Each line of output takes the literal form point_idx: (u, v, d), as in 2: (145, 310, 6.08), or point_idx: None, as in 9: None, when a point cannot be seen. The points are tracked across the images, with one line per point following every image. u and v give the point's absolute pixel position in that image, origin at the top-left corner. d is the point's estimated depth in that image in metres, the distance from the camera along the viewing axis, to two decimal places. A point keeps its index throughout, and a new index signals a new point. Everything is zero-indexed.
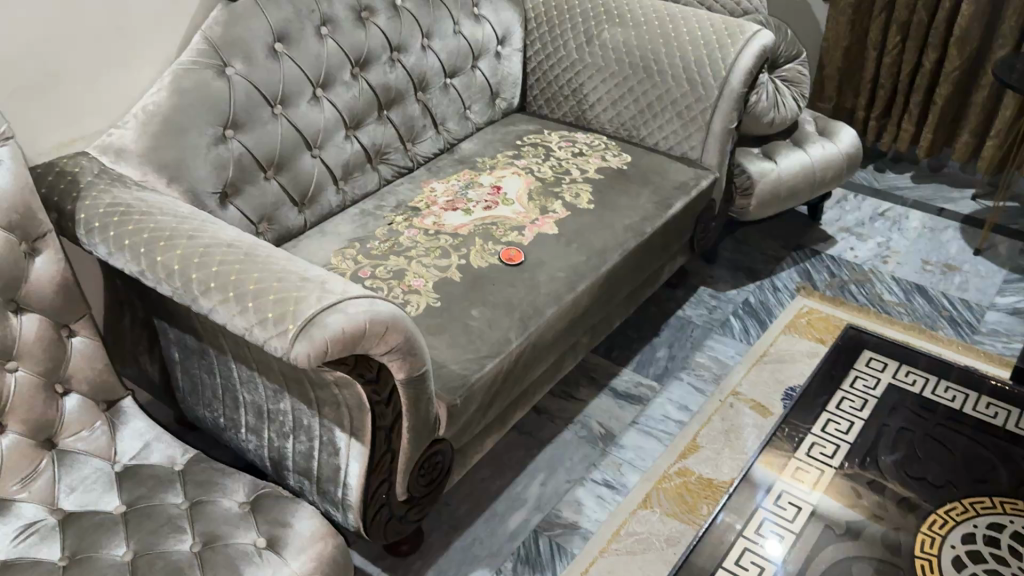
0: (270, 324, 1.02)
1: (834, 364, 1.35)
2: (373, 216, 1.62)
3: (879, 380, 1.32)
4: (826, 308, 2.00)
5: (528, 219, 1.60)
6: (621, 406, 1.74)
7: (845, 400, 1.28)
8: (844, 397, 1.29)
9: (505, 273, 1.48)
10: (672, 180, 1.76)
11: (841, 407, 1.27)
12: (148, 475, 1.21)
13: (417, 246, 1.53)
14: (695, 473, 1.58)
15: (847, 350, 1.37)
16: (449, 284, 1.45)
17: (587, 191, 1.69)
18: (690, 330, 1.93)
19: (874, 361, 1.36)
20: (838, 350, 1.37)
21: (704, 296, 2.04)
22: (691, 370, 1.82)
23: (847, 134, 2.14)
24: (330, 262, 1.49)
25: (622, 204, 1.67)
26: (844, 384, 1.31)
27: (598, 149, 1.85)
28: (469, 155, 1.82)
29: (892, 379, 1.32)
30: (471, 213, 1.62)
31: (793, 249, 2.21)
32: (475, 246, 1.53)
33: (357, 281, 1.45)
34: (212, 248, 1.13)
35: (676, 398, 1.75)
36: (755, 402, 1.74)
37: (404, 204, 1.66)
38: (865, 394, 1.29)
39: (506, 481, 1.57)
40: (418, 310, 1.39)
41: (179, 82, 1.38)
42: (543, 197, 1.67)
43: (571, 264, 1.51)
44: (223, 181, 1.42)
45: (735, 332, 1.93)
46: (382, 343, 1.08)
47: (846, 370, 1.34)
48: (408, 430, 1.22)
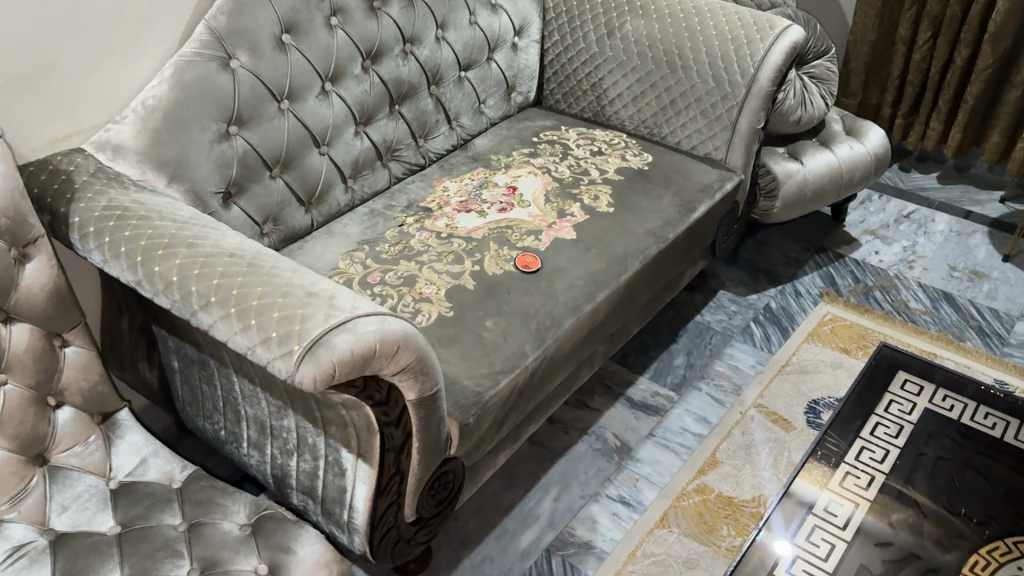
0: (273, 344, 0.96)
1: (867, 386, 1.27)
2: (383, 217, 1.55)
3: (915, 405, 1.25)
4: (851, 316, 1.93)
5: (545, 222, 1.53)
6: (637, 417, 1.67)
7: (879, 425, 1.21)
8: (879, 422, 1.21)
9: (521, 280, 1.40)
10: (695, 182, 1.68)
11: (875, 433, 1.20)
12: (144, 493, 1.15)
13: (429, 250, 1.46)
14: (714, 491, 1.52)
15: (881, 370, 1.30)
16: (462, 291, 1.38)
17: (607, 193, 1.61)
18: (709, 336, 1.87)
19: (909, 384, 1.28)
20: (871, 371, 1.30)
21: (724, 301, 1.97)
22: (711, 380, 1.76)
23: (876, 134, 2.06)
24: (338, 267, 1.43)
25: (644, 207, 1.59)
26: (878, 408, 1.24)
27: (618, 148, 1.77)
28: (483, 152, 1.75)
29: (928, 404, 1.25)
30: (486, 215, 1.54)
31: (817, 251, 2.14)
32: (489, 251, 1.45)
33: (366, 288, 1.38)
34: (213, 258, 1.06)
35: (695, 410, 1.69)
36: (777, 415, 1.67)
37: (415, 204, 1.59)
38: (899, 419, 1.22)
39: (518, 495, 1.51)
40: (429, 320, 1.32)
41: (182, 74, 1.30)
42: (561, 199, 1.59)
43: (591, 272, 1.44)
44: (226, 180, 1.36)
45: (756, 340, 1.87)
46: (393, 363, 1.02)
47: (881, 392, 1.27)
48: (418, 451, 1.15)
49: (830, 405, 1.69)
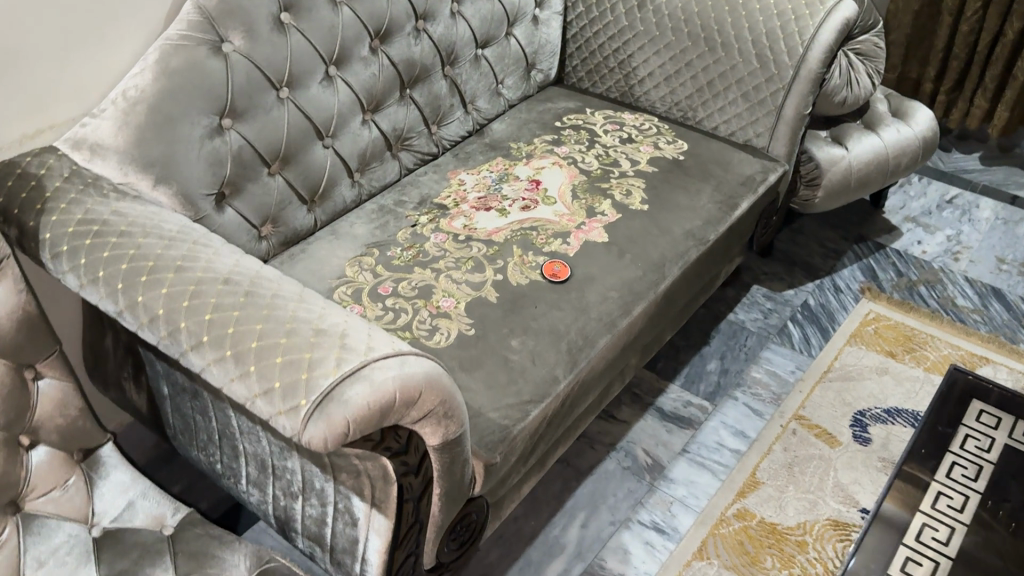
0: (277, 397, 0.82)
1: (939, 417, 1.17)
2: (393, 216, 1.41)
3: (993, 441, 1.14)
4: (895, 315, 1.80)
5: (573, 222, 1.38)
6: (669, 430, 1.55)
7: (956, 466, 1.11)
8: (954, 462, 1.11)
9: (549, 292, 1.26)
10: (735, 174, 1.53)
11: (952, 475, 1.10)
12: (131, 544, 1.02)
13: (446, 255, 1.31)
14: (756, 517, 1.40)
15: (954, 398, 1.19)
16: (485, 305, 1.23)
17: (640, 187, 1.46)
18: (743, 337, 1.73)
19: (985, 415, 1.17)
20: (943, 398, 1.19)
21: (758, 297, 1.83)
22: (746, 388, 1.63)
23: (923, 115, 1.90)
24: (345, 275, 1.28)
25: (682, 205, 1.44)
26: (953, 444, 1.13)
27: (650, 134, 1.62)
28: (501, 139, 1.59)
29: (1007, 440, 1.14)
30: (507, 214, 1.39)
31: (855, 241, 2.00)
32: (513, 257, 1.31)
33: (377, 300, 1.24)
34: (205, 285, 0.92)
35: (731, 422, 1.56)
36: (821, 429, 1.55)
37: (428, 200, 1.44)
38: (977, 458, 1.12)
39: (541, 521, 1.39)
40: (448, 340, 1.18)
41: (168, 61, 1.14)
42: (590, 195, 1.44)
43: (626, 281, 1.29)
44: (219, 179, 1.21)
45: (794, 342, 1.73)
46: (415, 409, 0.88)
47: (955, 426, 1.16)
48: (440, 497, 1.02)
49: (876, 417, 1.57)
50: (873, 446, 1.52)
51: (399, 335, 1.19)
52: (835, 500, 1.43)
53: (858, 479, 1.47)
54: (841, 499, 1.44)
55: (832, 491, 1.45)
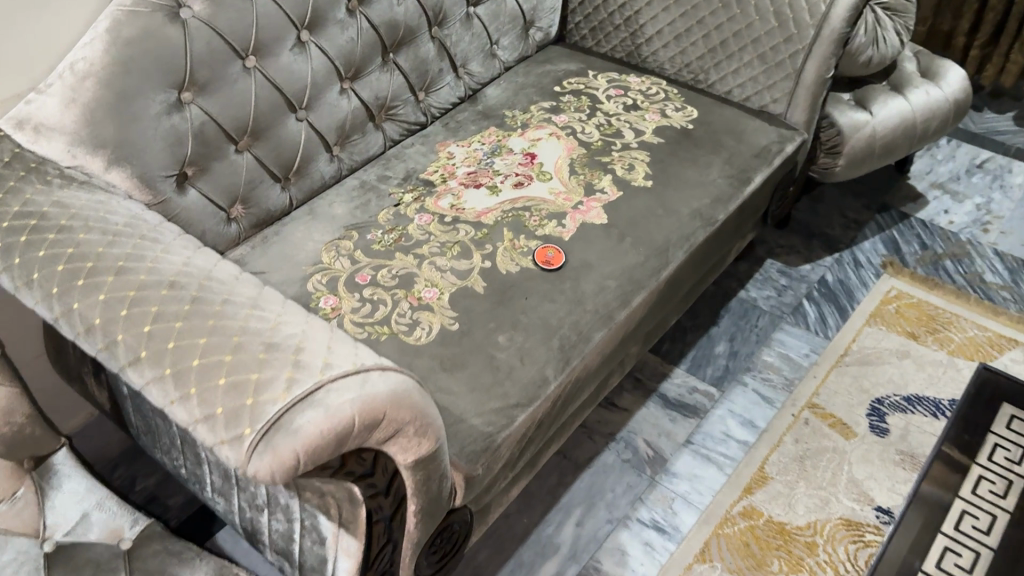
0: (219, 424, 0.72)
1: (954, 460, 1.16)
2: (375, 193, 1.30)
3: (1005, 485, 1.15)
4: (919, 292, 1.68)
5: (570, 202, 1.27)
6: (672, 420, 1.46)
7: (966, 517, 1.12)
8: (964, 511, 1.12)
9: (541, 281, 1.16)
10: (748, 144, 1.41)
11: (962, 527, 1.11)
12: (84, 561, 0.94)
13: (431, 239, 1.21)
14: (763, 515, 1.32)
15: (969, 434, 1.18)
16: (470, 296, 1.13)
17: (644, 161, 1.35)
18: (755, 317, 1.63)
19: (999, 451, 1.17)
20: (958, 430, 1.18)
21: (772, 272, 1.72)
22: (757, 373, 1.53)
23: (955, 75, 1.75)
24: (321, 261, 1.19)
25: (689, 181, 1.33)
26: (964, 490, 1.14)
27: (657, 99, 1.49)
28: (495, 107, 1.48)
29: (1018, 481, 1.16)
30: (498, 192, 1.29)
31: (877, 210, 1.87)
32: (503, 241, 1.21)
33: (354, 290, 1.14)
34: (147, 291, 0.82)
35: (739, 411, 1.47)
36: (836, 419, 1.45)
37: (414, 175, 1.34)
38: (990, 506, 1.13)
39: (534, 519, 1.32)
40: (429, 336, 1.09)
41: (120, 31, 1.03)
42: (589, 169, 1.33)
43: (626, 268, 1.19)
44: (179, 159, 1.11)
45: (810, 322, 1.63)
46: (378, 431, 0.79)
47: (968, 469, 1.16)
48: (415, 514, 0.94)
49: (895, 406, 1.48)
50: (890, 437, 1.43)
51: (376, 330, 1.09)
52: (849, 497, 1.35)
53: (874, 474, 1.38)
54: (856, 496, 1.35)
55: (845, 488, 1.36)
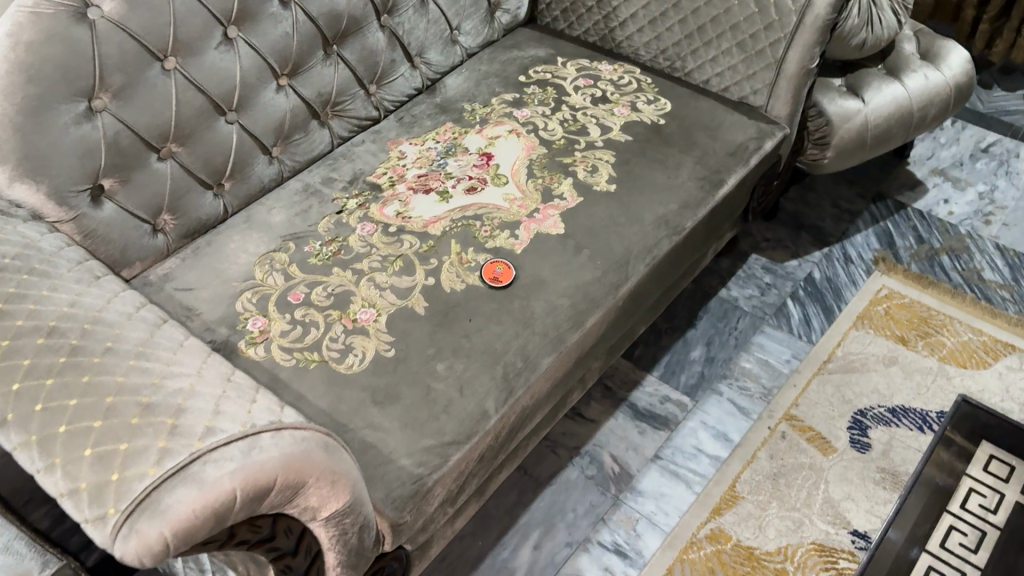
0: (83, 502, 0.66)
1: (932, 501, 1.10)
2: (318, 199, 1.22)
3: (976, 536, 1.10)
4: (911, 292, 1.58)
5: (524, 209, 1.18)
6: (641, 432, 1.38)
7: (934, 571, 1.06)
8: (932, 565, 1.07)
9: (487, 300, 1.07)
10: (723, 142, 1.31)
11: None
12: None
13: (372, 252, 1.13)
14: (731, 539, 1.24)
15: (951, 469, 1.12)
16: (410, 318, 1.05)
17: (608, 162, 1.25)
18: (735, 319, 1.54)
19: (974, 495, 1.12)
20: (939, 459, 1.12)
21: (756, 269, 1.63)
22: (733, 381, 1.45)
23: (957, 57, 1.63)
24: (253, 277, 1.11)
25: (655, 185, 1.23)
26: (934, 541, 1.08)
27: (628, 91, 1.39)
28: (454, 99, 1.38)
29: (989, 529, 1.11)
30: (449, 197, 1.19)
31: (871, 200, 1.76)
32: (449, 255, 1.12)
33: (285, 310, 1.07)
34: (22, 339, 0.75)
35: (712, 423, 1.39)
36: (815, 432, 1.37)
37: (361, 177, 1.25)
38: (960, 562, 1.08)
39: (489, 542, 1.25)
40: (361, 364, 1.01)
41: (20, 35, 0.93)
42: (548, 172, 1.23)
43: (581, 285, 1.10)
44: (94, 171, 1.03)
45: (793, 325, 1.54)
46: (271, 499, 0.71)
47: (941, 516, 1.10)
48: (334, 569, 0.87)
49: (878, 418, 1.39)
50: (872, 454, 1.34)
51: (306, 357, 1.02)
52: (823, 519, 1.27)
53: (852, 494, 1.30)
54: (831, 519, 1.27)
55: (821, 509, 1.28)
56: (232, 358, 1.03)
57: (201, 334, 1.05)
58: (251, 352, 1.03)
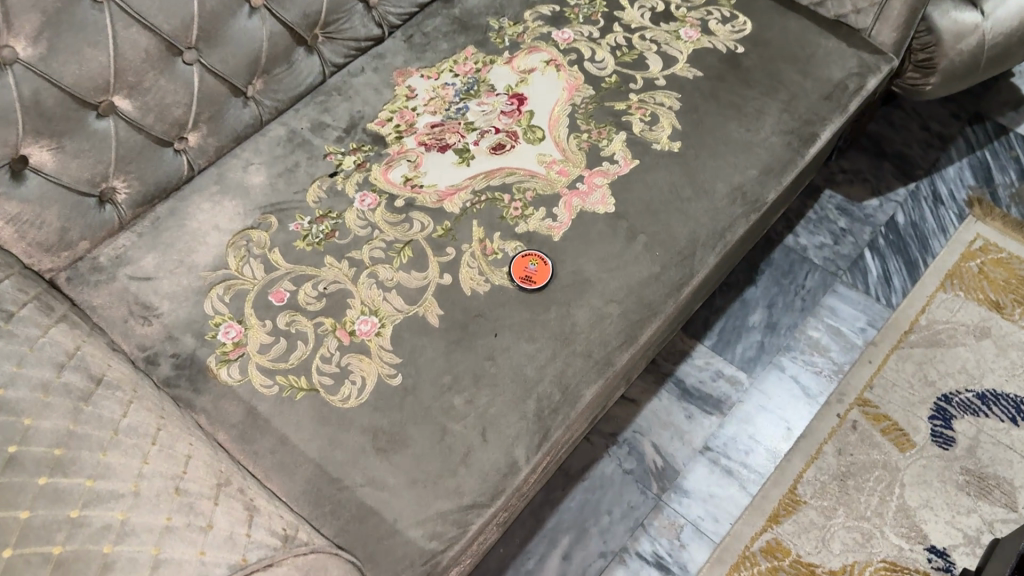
0: None
1: None
2: (307, 154, 0.98)
3: None
4: (1009, 244, 1.35)
5: (565, 178, 0.94)
6: (689, 417, 1.19)
7: None
8: None
9: (517, 308, 0.86)
10: (816, 79, 1.04)
11: None
12: None
13: (374, 236, 0.90)
14: (789, 554, 1.08)
15: None
16: (422, 332, 0.84)
17: (671, 110, 0.99)
18: (802, 274, 1.32)
19: None
20: None
21: (829, 209, 1.39)
22: (798, 354, 1.25)
23: None
24: (225, 266, 0.89)
25: (730, 143, 0.98)
26: None
27: (696, 4, 1.10)
28: (477, 11, 1.10)
29: None
30: (470, 158, 0.95)
31: (968, 121, 1.49)
32: (470, 243, 0.89)
33: (265, 315, 0.85)
34: None
35: (772, 407, 1.20)
36: (891, 423, 1.18)
37: (360, 123, 1.00)
38: None
39: (512, 550, 1.09)
40: (360, 396, 0.81)
41: None
42: (595, 122, 0.98)
43: (634, 286, 0.88)
44: (10, 143, 0.79)
45: (870, 283, 1.31)
46: None
47: None
48: None
49: (965, 405, 1.20)
50: (956, 451, 1.16)
51: (292, 384, 0.81)
52: (896, 531, 1.10)
53: (931, 502, 1.12)
54: (905, 531, 1.10)
55: (894, 519, 1.11)
56: (200, 380, 0.83)
57: (162, 345, 0.85)
58: (224, 374, 0.83)
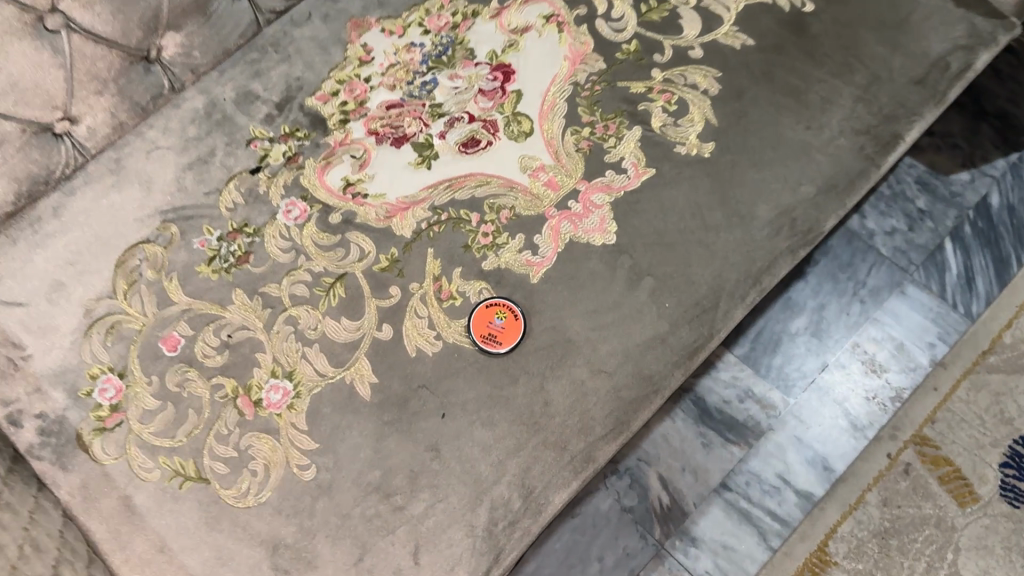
0: None
1: None
2: (226, 137, 0.76)
3: None
4: None
5: (555, 192, 0.71)
6: (707, 446, 1.00)
7: None
8: None
9: (475, 379, 0.66)
10: (905, 56, 0.77)
11: None
12: None
13: (299, 264, 0.69)
14: None
15: None
16: (348, 408, 0.65)
17: (705, 96, 0.75)
18: (863, 269, 1.08)
19: None
20: None
21: (906, 184, 1.13)
22: (847, 373, 1.03)
23: None
24: (111, 295, 0.70)
25: (780, 146, 0.74)
26: None
27: None
28: None
29: None
30: (433, 156, 0.73)
31: None
32: (421, 282, 0.68)
33: (154, 370, 0.67)
34: None
35: (809, 441, 1.00)
36: (951, 470, 0.98)
37: (298, 97, 0.77)
38: None
39: None
40: (260, 495, 0.63)
41: None
42: (603, 112, 0.75)
43: (632, 351, 0.67)
44: None
45: (946, 284, 1.07)
46: None
47: None
48: None
49: None
50: None
51: (178, 470, 0.64)
52: None
53: (990, 574, 0.92)
54: None
55: None
56: (69, 454, 0.65)
57: (28, 401, 0.66)
58: (97, 450, 0.65)
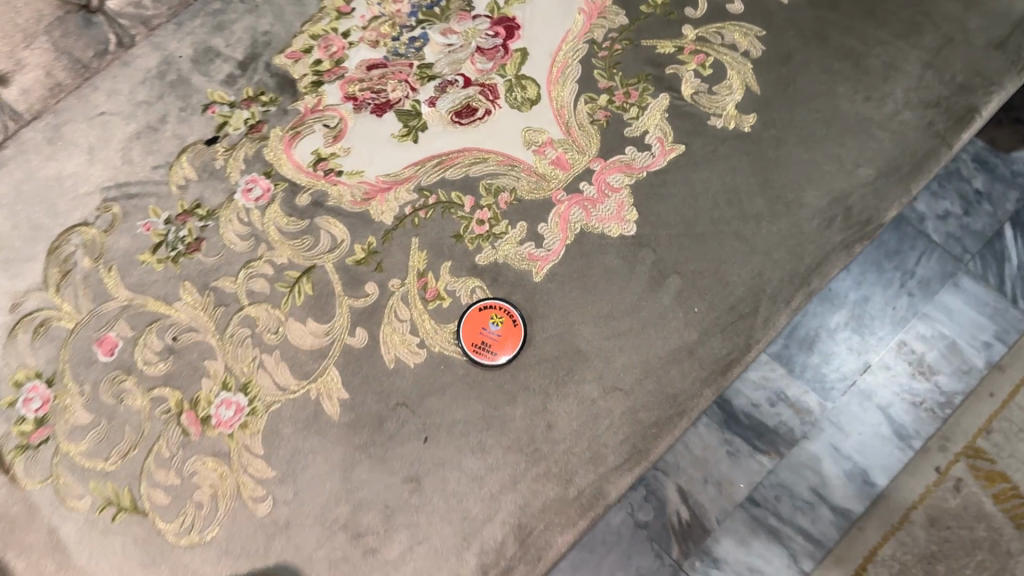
0: None
1: None
2: (180, 101, 0.64)
3: None
4: None
5: (564, 172, 0.60)
6: (732, 454, 0.86)
7: None
8: None
9: (465, 396, 0.55)
10: (983, 13, 0.65)
11: None
12: None
13: (259, 254, 0.59)
14: None
15: None
16: (312, 429, 0.54)
17: (745, 59, 0.64)
18: (914, 255, 0.91)
19: None
20: None
21: None
22: (892, 376, 0.87)
23: None
24: (40, 286, 0.59)
25: (833, 119, 0.62)
26: None
27: None
28: None
29: None
30: (420, 127, 0.62)
31: None
32: (403, 278, 0.58)
33: (87, 379, 0.56)
34: None
35: (847, 450, 0.85)
36: (1009, 487, 0.80)
37: (266, 54, 0.65)
38: None
39: None
40: (206, 533, 0.53)
41: None
42: (624, 77, 0.63)
43: (652, 366, 0.56)
44: None
45: (1011, 275, 0.88)
46: None
47: None
48: None
49: None
50: None
51: (110, 499, 0.54)
52: None
53: None
54: None
55: None
56: None
57: None
58: (20, 471, 0.54)
